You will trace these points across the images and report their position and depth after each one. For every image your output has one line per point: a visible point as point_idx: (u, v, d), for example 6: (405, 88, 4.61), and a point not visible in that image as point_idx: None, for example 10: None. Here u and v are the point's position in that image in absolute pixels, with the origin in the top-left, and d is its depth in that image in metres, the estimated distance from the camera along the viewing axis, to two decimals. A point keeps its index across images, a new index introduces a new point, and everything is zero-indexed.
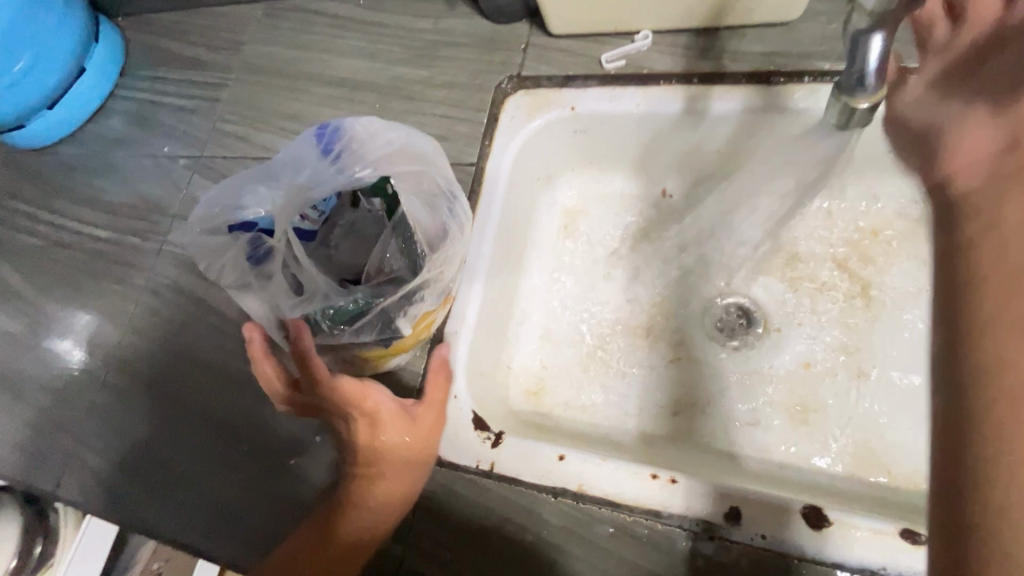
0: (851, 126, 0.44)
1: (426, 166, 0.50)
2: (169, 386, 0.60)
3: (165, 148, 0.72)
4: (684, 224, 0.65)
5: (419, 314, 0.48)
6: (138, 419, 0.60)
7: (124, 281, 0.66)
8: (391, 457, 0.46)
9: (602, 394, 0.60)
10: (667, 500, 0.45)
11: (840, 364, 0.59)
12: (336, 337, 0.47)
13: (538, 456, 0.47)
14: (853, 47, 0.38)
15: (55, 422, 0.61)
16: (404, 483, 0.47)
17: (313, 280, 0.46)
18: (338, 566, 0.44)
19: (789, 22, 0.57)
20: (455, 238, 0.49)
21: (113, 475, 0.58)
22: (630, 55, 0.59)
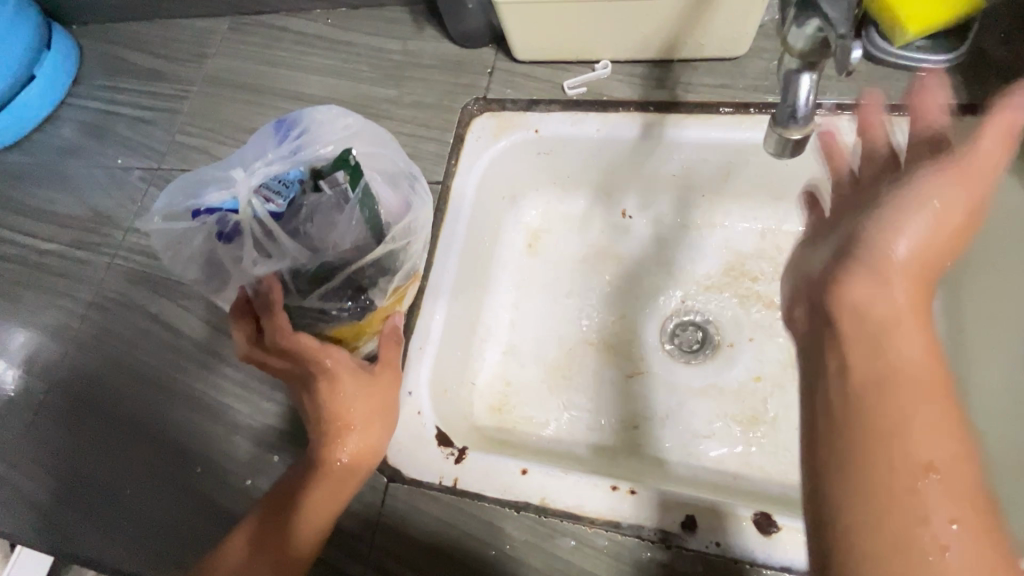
0: (785, 157, 0.40)
1: (387, 149, 0.57)
2: (175, 402, 0.66)
3: (117, 160, 0.84)
4: (630, 239, 0.77)
5: (391, 288, 0.55)
6: (101, 447, 0.66)
7: (71, 288, 0.76)
8: (353, 429, 0.50)
9: (565, 412, 0.70)
10: (625, 511, 0.49)
11: (786, 376, 0.66)
12: (307, 302, 0.52)
13: (503, 471, 0.52)
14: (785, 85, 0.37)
15: (72, 441, 0.67)
16: (366, 446, 0.51)
17: (282, 251, 0.49)
18: (284, 544, 0.48)
19: (737, 57, 0.63)
20: (417, 211, 0.56)
21: (72, 487, 0.65)
22: (591, 82, 0.67)
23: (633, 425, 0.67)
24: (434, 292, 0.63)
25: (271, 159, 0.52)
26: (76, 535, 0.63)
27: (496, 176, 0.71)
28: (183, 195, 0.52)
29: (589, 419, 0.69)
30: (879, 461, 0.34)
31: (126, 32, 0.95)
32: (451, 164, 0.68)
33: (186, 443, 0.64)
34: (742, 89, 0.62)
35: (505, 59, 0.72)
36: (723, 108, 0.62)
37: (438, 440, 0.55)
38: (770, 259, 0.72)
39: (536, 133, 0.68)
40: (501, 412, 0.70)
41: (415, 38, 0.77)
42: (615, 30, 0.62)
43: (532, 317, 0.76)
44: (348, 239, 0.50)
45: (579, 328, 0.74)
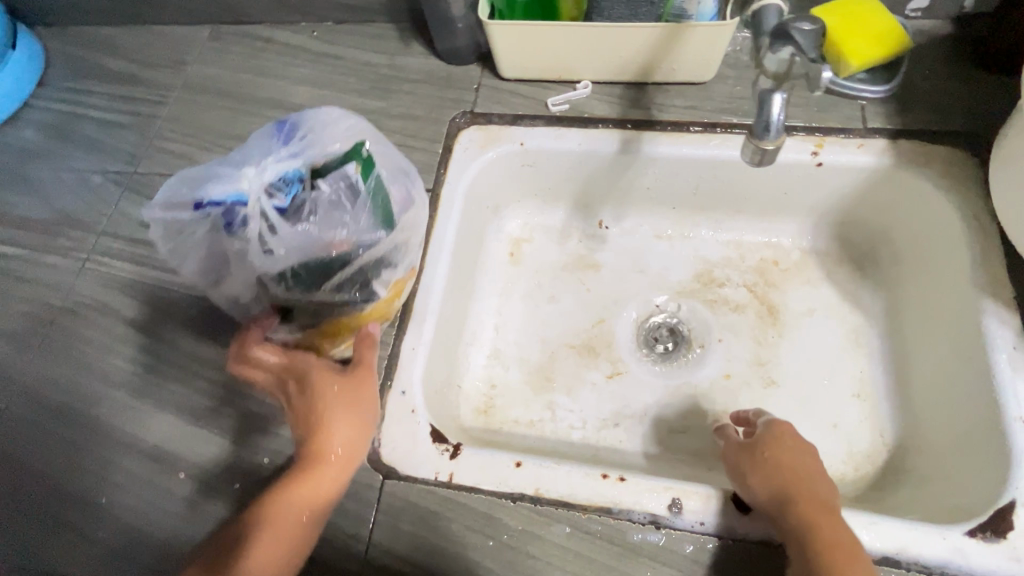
0: (763, 167, 0.42)
1: (385, 146, 0.59)
2: (152, 410, 0.64)
3: (88, 164, 0.82)
4: (607, 248, 0.81)
5: (392, 281, 0.58)
6: (72, 456, 0.63)
7: (37, 294, 0.73)
8: (329, 423, 0.52)
9: (549, 412, 0.72)
10: (616, 497, 0.51)
11: (753, 374, 0.71)
12: (317, 291, 0.54)
13: (498, 464, 0.54)
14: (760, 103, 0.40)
15: (36, 454, 0.64)
16: (346, 436, 0.53)
17: (288, 246, 0.51)
18: (286, 530, 0.49)
19: (704, 82, 0.70)
20: (419, 205, 0.59)
21: (38, 499, 0.62)
22: (573, 100, 0.72)
23: (615, 423, 0.70)
24: (426, 294, 0.64)
25: (276, 155, 0.53)
26: (42, 554, 0.59)
27: (483, 186, 0.74)
28: (188, 186, 0.54)
29: (573, 418, 0.71)
30: (823, 528, 0.45)
31: (97, 35, 0.93)
32: (440, 173, 0.71)
33: (165, 452, 0.62)
34: (711, 110, 0.69)
35: (490, 76, 0.75)
36: (694, 127, 0.68)
37: (433, 438, 0.56)
38: (736, 267, 0.77)
39: (520, 146, 0.72)
40: (488, 414, 0.72)
41: (401, 53, 0.80)
42: (594, 53, 0.67)
43: (516, 322, 0.78)
44: (353, 236, 0.53)
45: (562, 332, 0.77)
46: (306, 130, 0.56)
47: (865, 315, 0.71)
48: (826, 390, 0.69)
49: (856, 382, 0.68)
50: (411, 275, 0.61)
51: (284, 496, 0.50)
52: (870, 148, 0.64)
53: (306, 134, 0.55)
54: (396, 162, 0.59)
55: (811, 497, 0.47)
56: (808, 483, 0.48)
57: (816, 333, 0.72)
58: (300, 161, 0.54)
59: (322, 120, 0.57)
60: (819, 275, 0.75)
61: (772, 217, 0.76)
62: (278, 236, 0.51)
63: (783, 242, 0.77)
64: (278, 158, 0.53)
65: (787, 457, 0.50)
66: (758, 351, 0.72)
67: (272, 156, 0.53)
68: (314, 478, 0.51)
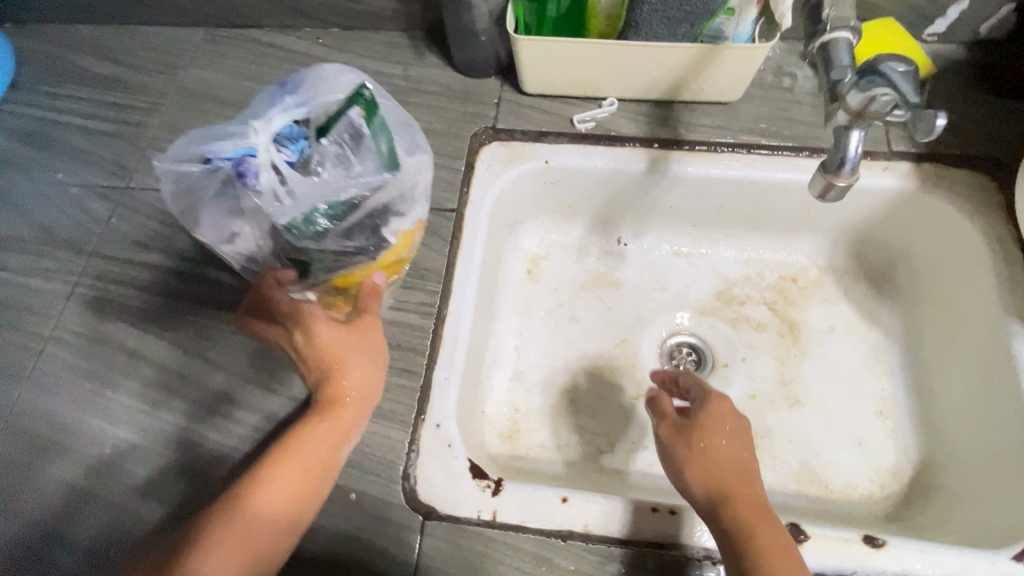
0: (826, 201, 0.45)
1: (387, 101, 0.58)
2: (157, 450, 0.59)
3: (71, 176, 0.75)
4: (626, 265, 0.80)
5: (400, 230, 0.55)
6: (69, 502, 0.57)
7: (21, 322, 0.66)
8: (346, 368, 0.53)
9: (576, 436, 0.71)
10: (667, 531, 0.50)
11: (778, 394, 0.71)
12: (326, 236, 0.51)
13: (542, 500, 0.52)
14: (839, 137, 0.43)
15: (26, 503, 0.58)
16: (362, 380, 0.54)
17: (305, 190, 0.49)
18: (311, 472, 0.50)
19: (730, 102, 0.69)
20: (422, 157, 0.58)
21: (30, 554, 0.56)
22: (598, 117, 0.70)
23: (642, 445, 0.70)
24: (455, 319, 0.61)
25: (284, 105, 0.50)
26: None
27: (505, 203, 0.72)
28: (193, 143, 0.50)
29: (600, 441, 0.70)
30: (755, 527, 0.44)
31: (75, 34, 0.86)
32: (464, 192, 0.68)
33: (173, 497, 0.56)
34: (738, 130, 0.68)
35: (512, 91, 0.73)
36: (723, 148, 0.68)
37: (472, 473, 0.54)
38: (756, 285, 0.78)
39: (545, 164, 0.70)
40: (513, 439, 0.70)
41: (415, 64, 0.77)
42: (625, 71, 0.66)
43: (537, 342, 0.77)
44: (362, 182, 0.51)
45: (584, 352, 0.76)
46: (308, 82, 0.53)
47: (883, 333, 0.73)
48: (848, 408, 0.69)
49: (877, 400, 0.69)
50: (420, 228, 0.59)
51: (303, 437, 0.51)
52: (895, 171, 0.65)
53: (310, 86, 0.53)
54: (399, 115, 0.58)
55: (744, 495, 0.46)
56: (748, 485, 0.47)
57: (837, 352, 0.73)
58: (306, 111, 0.51)
59: (323, 72, 0.54)
60: (837, 293, 0.76)
61: (791, 235, 0.77)
62: (294, 184, 0.49)
63: (801, 259, 0.78)
64: (284, 110, 0.50)
65: (721, 447, 0.49)
66: (782, 370, 0.73)
67: (279, 106, 0.50)
68: (298, 471, 0.49)
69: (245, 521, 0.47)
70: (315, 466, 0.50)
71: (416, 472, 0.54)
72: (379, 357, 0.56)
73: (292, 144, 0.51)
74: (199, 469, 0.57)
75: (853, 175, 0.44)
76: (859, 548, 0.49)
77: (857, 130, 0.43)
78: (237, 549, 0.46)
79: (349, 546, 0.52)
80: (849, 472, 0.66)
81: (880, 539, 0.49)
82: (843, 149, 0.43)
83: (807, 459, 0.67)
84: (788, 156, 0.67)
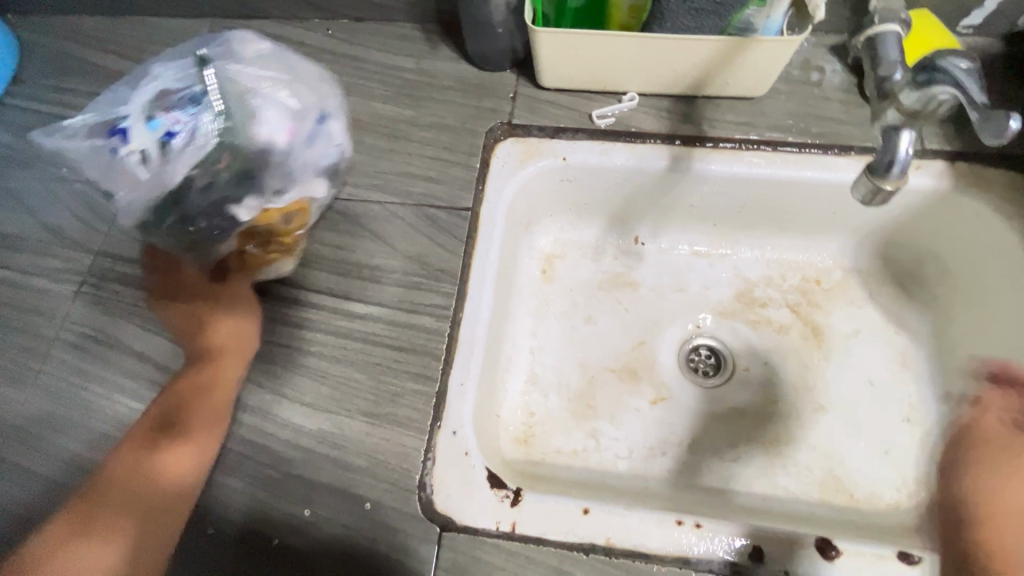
0: (869, 207, 0.40)
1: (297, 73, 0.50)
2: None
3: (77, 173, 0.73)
4: (644, 265, 0.78)
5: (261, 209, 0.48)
6: None
7: (29, 324, 0.65)
8: (217, 329, 0.57)
9: (593, 442, 0.69)
10: (694, 545, 0.49)
11: (800, 399, 0.69)
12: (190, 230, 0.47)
13: (564, 512, 0.51)
14: (888, 138, 0.40)
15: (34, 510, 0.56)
16: (234, 341, 0.58)
17: (157, 165, 0.44)
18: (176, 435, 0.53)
19: (756, 97, 0.66)
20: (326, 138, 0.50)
21: None
22: (618, 113, 0.68)
23: (662, 452, 0.68)
24: (471, 322, 0.59)
25: (166, 76, 0.47)
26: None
27: (521, 202, 0.70)
28: (71, 118, 0.47)
29: (618, 447, 0.69)
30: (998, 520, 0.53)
31: (80, 27, 0.84)
32: (479, 190, 0.66)
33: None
34: (764, 127, 0.66)
35: (528, 85, 0.71)
36: (748, 145, 0.65)
37: (491, 483, 0.52)
38: (779, 287, 0.75)
39: (563, 161, 0.68)
40: (529, 444, 0.69)
41: (428, 57, 0.74)
42: (648, 65, 0.63)
43: (553, 345, 0.75)
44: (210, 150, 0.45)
45: (602, 355, 0.74)
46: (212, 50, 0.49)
47: (911, 337, 0.70)
48: (875, 415, 0.67)
49: (905, 407, 0.67)
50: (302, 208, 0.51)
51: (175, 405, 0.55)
52: (927, 170, 0.62)
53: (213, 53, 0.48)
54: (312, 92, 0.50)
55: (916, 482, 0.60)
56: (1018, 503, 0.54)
57: (863, 355, 0.71)
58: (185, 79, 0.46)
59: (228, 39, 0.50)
60: (862, 295, 0.74)
61: (816, 235, 0.74)
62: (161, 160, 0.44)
63: (826, 260, 0.75)
64: (164, 80, 0.46)
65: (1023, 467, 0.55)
66: (805, 374, 0.71)
67: (160, 80, 0.46)
68: (186, 433, 0.53)
69: (124, 491, 0.50)
70: (193, 430, 0.53)
71: (432, 481, 0.52)
72: (258, 313, 0.59)
73: (186, 110, 0.45)
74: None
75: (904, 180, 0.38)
76: (893, 565, 0.47)
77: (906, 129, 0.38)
78: (124, 518, 0.49)
79: (364, 559, 0.50)
80: (877, 481, 0.64)
81: (915, 555, 0.48)
82: (893, 151, 0.38)
83: (831, 467, 0.65)
84: (817, 154, 0.64)
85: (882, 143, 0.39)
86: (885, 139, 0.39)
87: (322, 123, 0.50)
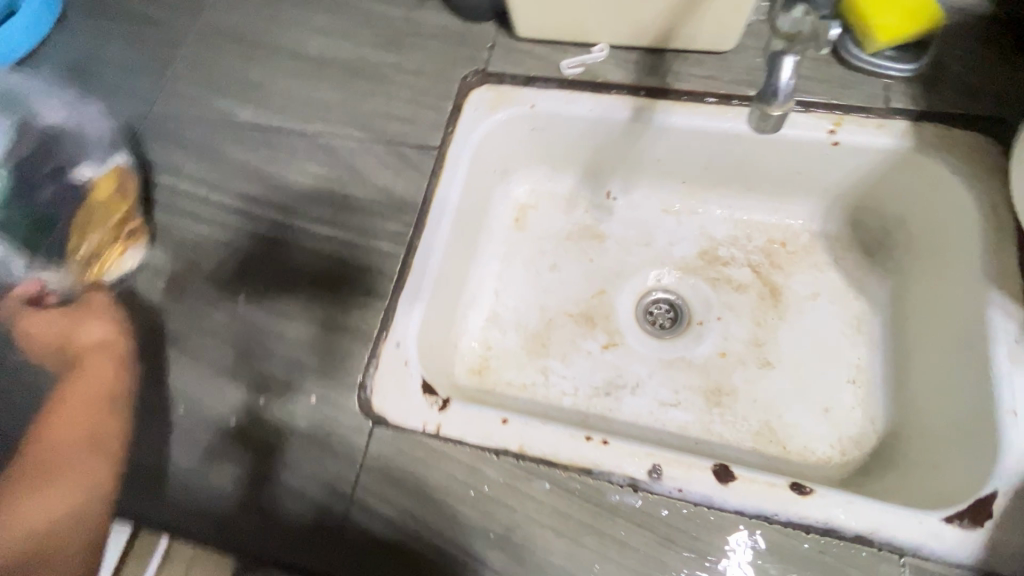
0: (767, 133, 0.46)
1: None
2: (136, 344, 0.63)
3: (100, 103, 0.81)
4: (613, 219, 0.81)
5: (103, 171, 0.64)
6: None
7: None
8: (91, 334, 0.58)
9: (542, 377, 0.73)
10: (598, 459, 0.52)
11: (748, 354, 0.71)
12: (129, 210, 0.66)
13: (484, 419, 0.55)
14: (771, 64, 0.44)
15: None
16: (103, 364, 0.57)
17: None
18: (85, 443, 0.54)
19: (725, 52, 0.67)
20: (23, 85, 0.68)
21: None
22: (587, 63, 0.70)
23: (606, 392, 0.71)
24: (426, 251, 0.65)
25: None
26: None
27: (491, 148, 0.74)
28: None
29: (565, 384, 0.72)
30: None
31: None
32: (448, 132, 0.70)
33: (150, 386, 0.61)
34: (730, 82, 0.66)
35: (506, 36, 0.74)
36: (711, 99, 0.66)
37: (423, 390, 0.58)
38: (743, 247, 0.76)
39: (531, 109, 0.71)
40: (482, 374, 0.74)
41: (417, 7, 0.79)
42: (613, 15, 0.65)
43: (516, 288, 0.79)
44: None
45: (561, 301, 0.78)
46: None
47: (869, 302, 0.70)
48: (821, 374, 0.68)
49: (852, 369, 0.68)
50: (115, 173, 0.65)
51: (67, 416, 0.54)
52: (890, 130, 0.62)
53: None
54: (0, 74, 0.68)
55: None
56: None
57: (818, 317, 0.71)
58: None
59: None
60: (826, 260, 0.74)
61: (784, 197, 0.75)
62: None
63: (793, 223, 0.76)
64: None
65: None
66: (757, 331, 0.72)
67: None
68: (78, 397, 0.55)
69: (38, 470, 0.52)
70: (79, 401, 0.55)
71: (372, 382, 0.58)
72: (98, 306, 0.60)
73: None
74: (166, 363, 0.62)
75: (789, 102, 0.44)
76: (785, 494, 0.49)
77: (788, 56, 0.43)
78: (57, 491, 0.51)
79: (306, 443, 0.57)
80: (812, 435, 0.66)
81: (808, 488, 0.50)
82: (775, 79, 0.44)
83: (768, 419, 0.67)
84: None
85: (766, 68, 0.44)
86: (769, 66, 0.44)
87: (54, 93, 0.68)
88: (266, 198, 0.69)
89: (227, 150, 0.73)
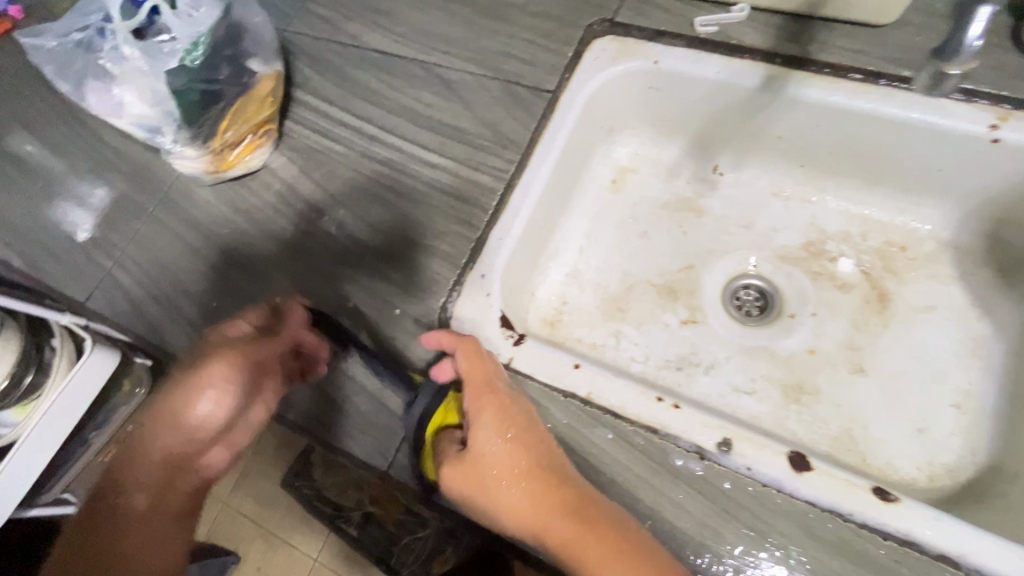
0: (940, 87, 0.53)
1: None
2: (245, 236, 0.68)
3: None
4: (715, 196, 0.77)
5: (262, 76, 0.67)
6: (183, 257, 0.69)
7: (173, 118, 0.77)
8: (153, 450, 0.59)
9: (613, 341, 0.72)
10: (666, 421, 0.51)
11: (841, 357, 0.66)
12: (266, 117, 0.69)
13: (556, 361, 0.55)
14: (965, 17, 0.47)
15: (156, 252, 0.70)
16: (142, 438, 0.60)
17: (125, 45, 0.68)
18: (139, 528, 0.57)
19: (881, 26, 0.61)
20: None
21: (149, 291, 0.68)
22: (722, 23, 0.66)
23: (677, 366, 0.69)
24: (524, 192, 0.65)
25: None
26: (141, 336, 0.66)
27: (603, 101, 0.72)
28: None
29: (636, 351, 0.71)
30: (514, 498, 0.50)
31: None
32: (564, 78, 0.69)
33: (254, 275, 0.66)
34: (881, 58, 0.60)
35: None
36: (857, 74, 0.61)
37: (500, 322, 0.59)
38: (856, 245, 0.71)
39: (653, 65, 0.68)
40: (553, 326, 0.74)
41: None
42: None
43: (602, 249, 0.78)
44: None
45: (646, 269, 0.76)
46: None
47: (993, 325, 0.63)
48: (920, 392, 0.63)
49: (958, 393, 0.62)
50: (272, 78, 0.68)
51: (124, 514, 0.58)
52: None
53: None
54: None
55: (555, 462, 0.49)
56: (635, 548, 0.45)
57: (929, 332, 0.65)
58: None
59: None
60: (950, 273, 0.67)
61: (915, 197, 0.68)
62: None
63: (919, 227, 0.69)
64: None
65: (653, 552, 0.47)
66: (854, 335, 0.67)
67: None
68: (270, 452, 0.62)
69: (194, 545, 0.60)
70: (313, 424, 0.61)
71: (453, 306, 0.60)
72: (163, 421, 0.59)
73: None
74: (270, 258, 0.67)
75: (973, 56, 0.48)
76: (867, 496, 0.46)
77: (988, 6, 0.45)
78: (154, 538, 0.57)
79: (382, 352, 0.59)
80: (899, 453, 0.61)
81: (894, 495, 0.46)
82: (965, 34, 0.47)
83: (851, 427, 0.63)
84: (932, 96, 0.58)
85: (960, 19, 0.47)
86: (963, 17, 0.47)
87: None
88: (380, 120, 0.72)
89: (350, 70, 0.76)
